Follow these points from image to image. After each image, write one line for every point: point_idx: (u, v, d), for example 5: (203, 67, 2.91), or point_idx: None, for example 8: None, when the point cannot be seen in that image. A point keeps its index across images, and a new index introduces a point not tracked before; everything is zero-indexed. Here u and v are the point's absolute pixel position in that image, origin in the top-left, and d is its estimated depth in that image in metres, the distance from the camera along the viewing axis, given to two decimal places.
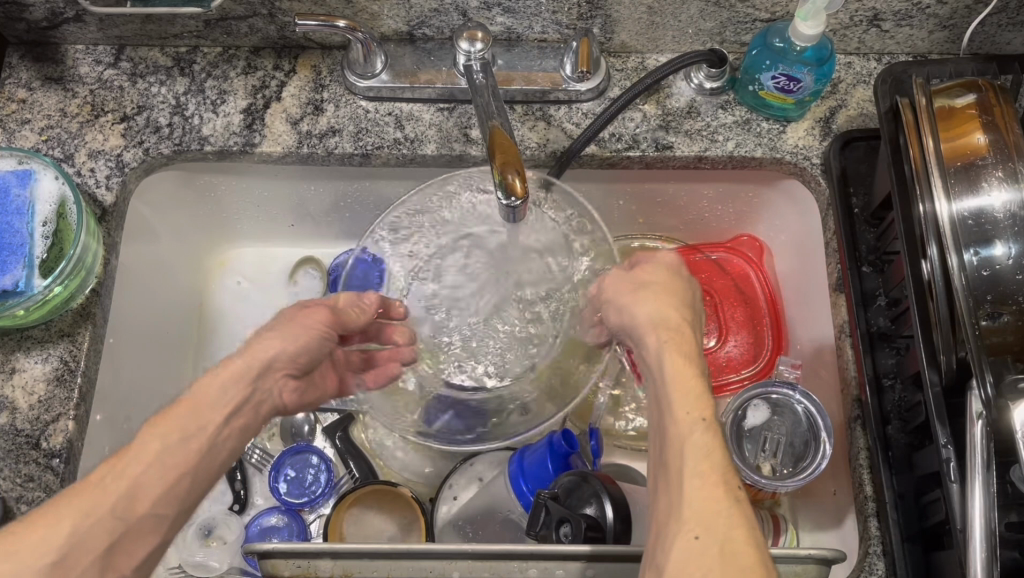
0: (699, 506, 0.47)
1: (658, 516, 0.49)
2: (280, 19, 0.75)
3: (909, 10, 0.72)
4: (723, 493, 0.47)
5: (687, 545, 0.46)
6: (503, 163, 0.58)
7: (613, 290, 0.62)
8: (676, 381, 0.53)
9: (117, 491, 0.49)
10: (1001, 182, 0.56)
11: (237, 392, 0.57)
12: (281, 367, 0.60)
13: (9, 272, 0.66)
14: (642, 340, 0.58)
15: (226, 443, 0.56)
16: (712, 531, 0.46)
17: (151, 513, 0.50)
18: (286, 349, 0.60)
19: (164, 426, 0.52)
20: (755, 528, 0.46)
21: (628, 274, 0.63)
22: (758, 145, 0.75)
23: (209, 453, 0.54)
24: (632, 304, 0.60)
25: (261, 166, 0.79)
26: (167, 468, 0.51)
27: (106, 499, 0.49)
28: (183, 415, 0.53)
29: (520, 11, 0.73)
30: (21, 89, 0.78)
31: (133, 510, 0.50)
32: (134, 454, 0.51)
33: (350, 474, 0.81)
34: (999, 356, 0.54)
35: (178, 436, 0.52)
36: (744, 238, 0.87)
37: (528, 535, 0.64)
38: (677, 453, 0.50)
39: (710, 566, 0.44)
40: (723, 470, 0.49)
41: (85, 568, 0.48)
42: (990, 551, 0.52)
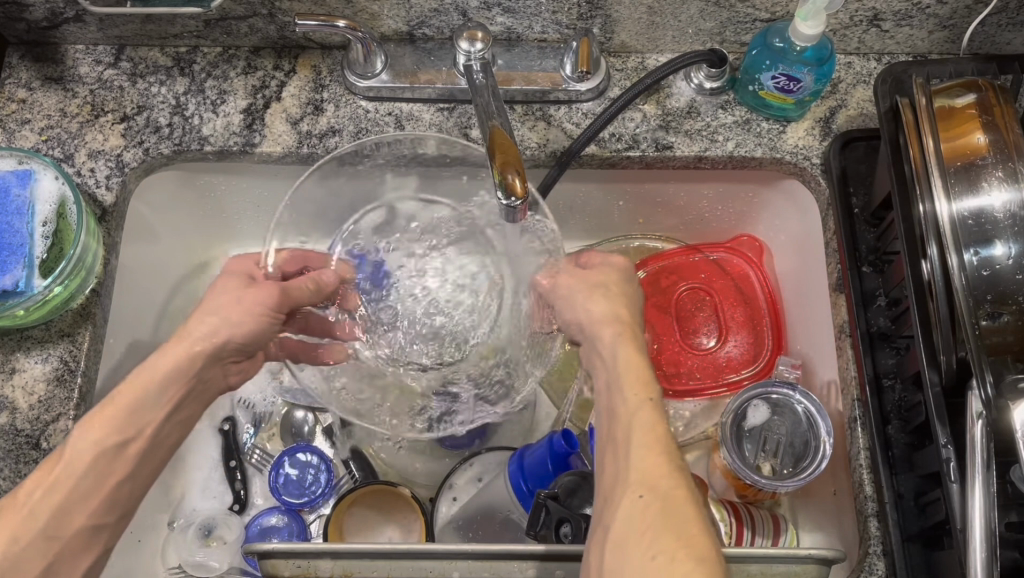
0: (644, 470, 0.49)
1: (604, 484, 0.51)
2: (280, 19, 0.75)
3: (909, 10, 0.72)
4: (667, 461, 0.50)
5: (632, 504, 0.48)
6: (503, 163, 0.58)
7: (570, 289, 0.64)
8: (625, 362, 0.56)
9: (48, 511, 0.54)
10: (1002, 182, 0.56)
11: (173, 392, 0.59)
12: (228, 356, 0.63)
13: (9, 272, 0.66)
14: (595, 333, 0.60)
15: (164, 439, 0.60)
16: (656, 491, 0.48)
17: (87, 525, 0.56)
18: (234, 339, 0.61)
19: (94, 433, 0.56)
20: (694, 489, 0.49)
21: (580, 271, 0.65)
22: (758, 145, 0.75)
23: (147, 452, 0.59)
24: (584, 302, 0.62)
25: (261, 166, 0.79)
26: (100, 481, 0.56)
27: (35, 522, 0.54)
28: (112, 419, 0.56)
29: (520, 10, 0.73)
30: (21, 89, 0.78)
31: (67, 527, 0.55)
32: (65, 467, 0.55)
33: (350, 474, 0.81)
34: (1000, 356, 0.54)
35: (110, 441, 0.56)
36: (744, 238, 0.87)
37: (527, 535, 0.63)
38: (623, 426, 0.53)
39: (653, 522, 0.47)
40: (667, 438, 0.51)
41: None
42: (990, 551, 0.52)
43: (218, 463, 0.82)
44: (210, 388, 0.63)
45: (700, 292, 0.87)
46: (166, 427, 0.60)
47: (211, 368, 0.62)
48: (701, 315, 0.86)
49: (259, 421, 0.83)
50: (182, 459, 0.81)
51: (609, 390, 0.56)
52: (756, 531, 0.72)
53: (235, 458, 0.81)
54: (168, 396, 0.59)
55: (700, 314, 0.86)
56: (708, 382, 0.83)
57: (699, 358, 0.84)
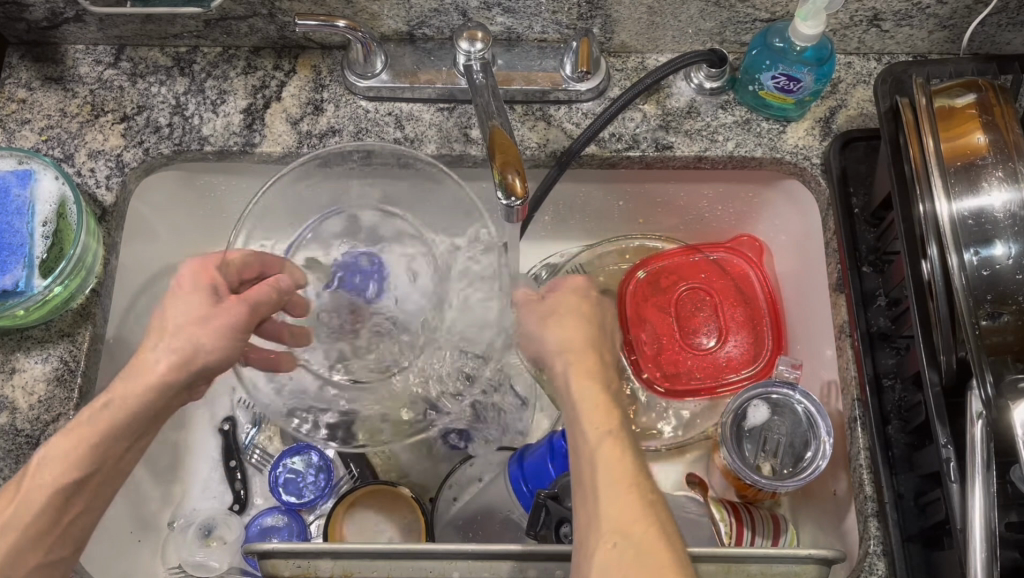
0: (616, 512, 0.51)
1: (577, 526, 0.53)
2: (280, 19, 0.75)
3: (909, 10, 0.72)
4: (637, 501, 0.52)
5: (609, 548, 0.50)
6: (503, 163, 0.58)
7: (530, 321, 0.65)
8: (583, 397, 0.58)
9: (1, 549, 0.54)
10: (1002, 182, 0.56)
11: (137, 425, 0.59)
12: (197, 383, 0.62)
13: (9, 272, 0.66)
14: (557, 366, 0.61)
15: (124, 467, 0.60)
16: (630, 535, 0.50)
17: (44, 561, 0.57)
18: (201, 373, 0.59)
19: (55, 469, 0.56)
20: (666, 527, 0.51)
21: (533, 302, 0.67)
22: (758, 145, 0.75)
23: (106, 482, 0.59)
24: (544, 337, 0.63)
25: (261, 166, 0.79)
26: (58, 516, 0.56)
27: None
28: (72, 455, 0.56)
29: (520, 11, 0.73)
30: (21, 89, 0.78)
31: (21, 565, 0.55)
32: (23, 498, 0.56)
33: (350, 474, 0.81)
34: (1000, 356, 0.54)
35: (69, 478, 0.56)
36: (744, 238, 0.86)
37: (527, 535, 0.63)
38: (590, 466, 0.54)
39: (630, 567, 0.49)
40: (634, 476, 0.53)
41: None
42: (990, 551, 0.52)
43: (218, 463, 0.82)
44: None
45: (700, 292, 0.87)
46: (127, 456, 0.60)
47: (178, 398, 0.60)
48: (701, 315, 0.86)
49: (259, 422, 0.83)
50: (181, 459, 0.81)
51: (570, 426, 0.57)
52: (756, 532, 0.71)
53: (235, 458, 0.81)
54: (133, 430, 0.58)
55: (700, 314, 0.86)
56: (708, 382, 0.83)
57: (699, 358, 0.84)
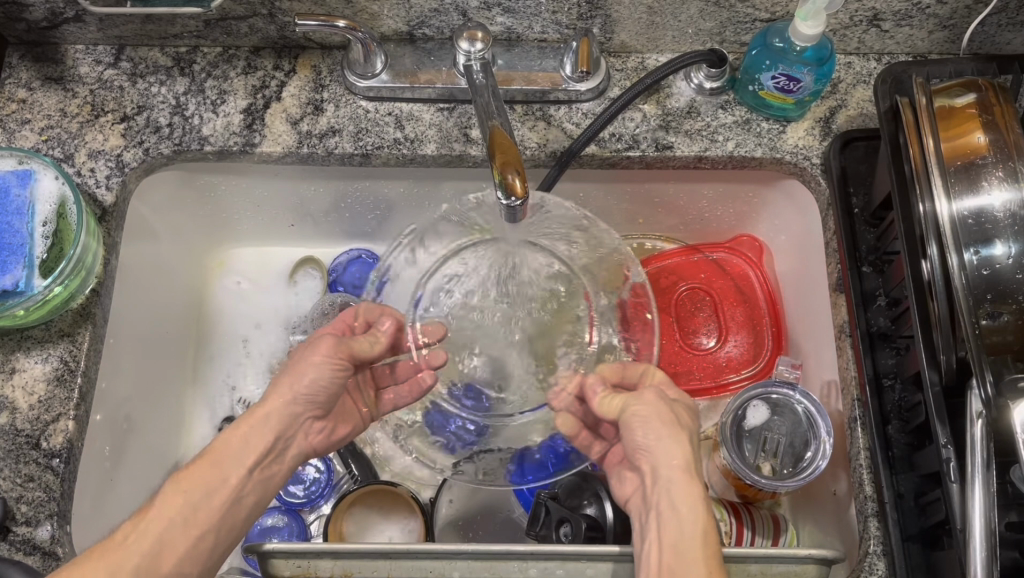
0: None
1: None
2: (280, 19, 0.75)
3: (909, 10, 0.72)
4: None
5: None
6: (503, 163, 0.58)
7: (646, 415, 0.62)
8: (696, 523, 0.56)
9: (139, 545, 0.55)
10: (1002, 181, 0.56)
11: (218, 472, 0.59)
12: (307, 413, 0.65)
13: (9, 272, 0.66)
14: (679, 486, 0.58)
15: (252, 492, 0.61)
16: None
17: (175, 571, 0.55)
18: (303, 395, 0.64)
19: (185, 486, 0.58)
20: None
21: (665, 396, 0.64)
22: (758, 145, 0.75)
23: (232, 505, 0.59)
24: (668, 439, 0.60)
25: (262, 166, 0.79)
26: (186, 529, 0.56)
27: (137, 550, 0.54)
28: (202, 473, 0.59)
29: (520, 11, 0.73)
30: (21, 89, 0.78)
31: (156, 568, 0.54)
32: (156, 511, 0.56)
33: (350, 474, 0.81)
34: (1000, 355, 0.54)
35: (189, 502, 0.57)
36: (744, 238, 0.87)
37: (528, 533, 0.71)
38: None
39: None
40: None
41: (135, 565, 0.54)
42: (990, 551, 0.51)
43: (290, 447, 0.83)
44: (293, 449, 0.65)
45: (699, 292, 0.87)
46: (250, 482, 0.61)
47: (291, 429, 0.64)
48: (701, 316, 0.87)
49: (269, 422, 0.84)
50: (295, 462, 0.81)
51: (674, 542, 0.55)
52: (755, 532, 0.72)
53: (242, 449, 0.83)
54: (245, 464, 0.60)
55: (700, 314, 0.87)
56: (709, 382, 0.83)
57: (700, 358, 0.84)
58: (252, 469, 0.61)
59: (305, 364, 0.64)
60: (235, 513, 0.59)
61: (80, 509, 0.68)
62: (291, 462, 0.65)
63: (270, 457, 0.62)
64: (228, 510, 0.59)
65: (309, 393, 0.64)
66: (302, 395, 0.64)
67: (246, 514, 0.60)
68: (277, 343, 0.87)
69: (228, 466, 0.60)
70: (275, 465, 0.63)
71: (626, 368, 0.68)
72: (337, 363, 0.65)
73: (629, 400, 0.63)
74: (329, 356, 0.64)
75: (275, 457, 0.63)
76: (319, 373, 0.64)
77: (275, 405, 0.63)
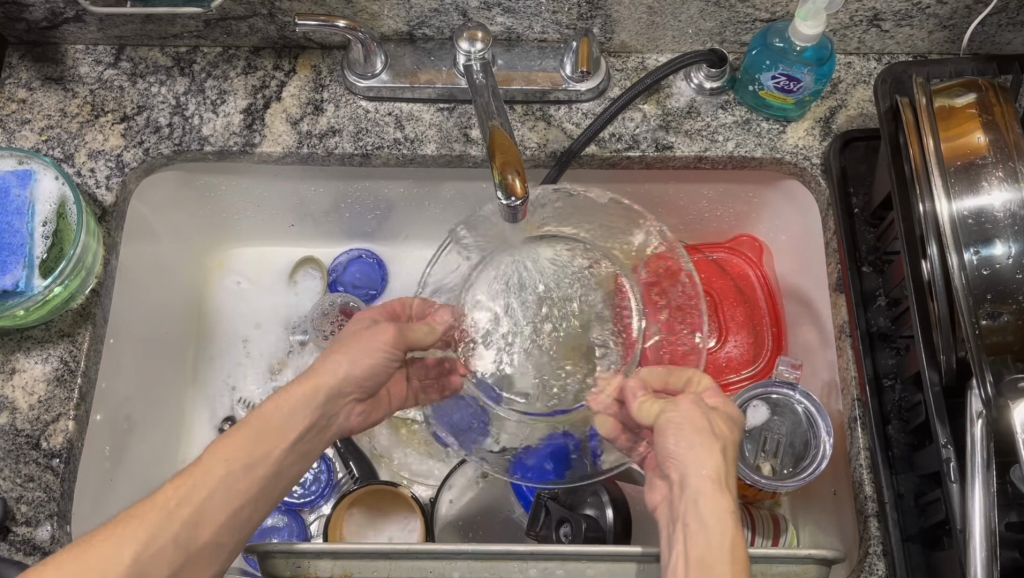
0: None
1: None
2: (280, 19, 0.75)
3: (909, 10, 0.72)
4: None
5: None
6: (503, 163, 0.58)
7: (678, 422, 0.60)
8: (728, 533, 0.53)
9: (182, 509, 0.52)
10: (1002, 181, 0.56)
11: (262, 441, 0.57)
12: (350, 392, 0.65)
13: (9, 272, 0.66)
14: (706, 498, 0.55)
15: (292, 465, 0.59)
16: None
17: (212, 540, 0.53)
18: (355, 372, 0.65)
19: (230, 451, 0.55)
20: None
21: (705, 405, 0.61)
22: (758, 145, 0.75)
23: (273, 477, 0.57)
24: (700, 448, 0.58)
25: (262, 166, 0.79)
26: (230, 496, 0.54)
27: (178, 516, 0.51)
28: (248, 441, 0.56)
29: (520, 11, 0.73)
30: (21, 89, 0.78)
31: (196, 536, 0.52)
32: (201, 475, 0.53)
33: (350, 474, 0.80)
34: (1000, 355, 0.54)
35: (235, 468, 0.55)
36: (744, 238, 0.87)
37: (528, 534, 0.71)
38: None
39: None
40: None
41: (177, 531, 0.51)
42: (990, 551, 0.51)
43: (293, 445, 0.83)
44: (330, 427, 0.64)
45: None
46: (290, 456, 0.59)
47: (333, 406, 0.64)
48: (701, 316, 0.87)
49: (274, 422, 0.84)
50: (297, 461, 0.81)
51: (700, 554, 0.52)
52: (755, 532, 0.72)
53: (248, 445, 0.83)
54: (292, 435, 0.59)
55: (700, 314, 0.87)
56: None
57: None
58: (294, 442, 0.59)
59: (359, 347, 0.66)
60: (274, 487, 0.57)
61: (80, 509, 0.68)
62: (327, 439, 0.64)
63: (312, 431, 0.61)
64: (268, 483, 0.56)
65: (358, 377, 0.65)
66: (354, 373, 0.65)
67: (283, 488, 0.58)
68: (278, 343, 0.87)
69: (275, 437, 0.57)
70: (315, 440, 0.62)
71: (670, 376, 0.66)
72: (390, 348, 0.67)
73: (665, 407, 0.62)
74: (382, 345, 0.67)
75: (318, 431, 0.62)
76: (370, 356, 0.66)
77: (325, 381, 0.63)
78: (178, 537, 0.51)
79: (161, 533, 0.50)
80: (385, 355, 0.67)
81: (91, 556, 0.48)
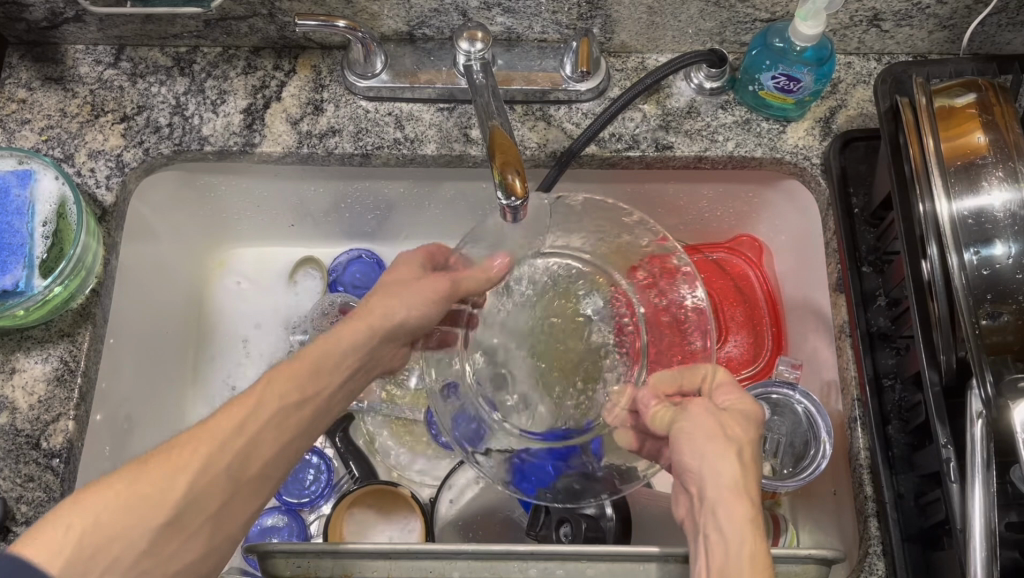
0: None
1: None
2: (280, 19, 0.75)
3: (909, 10, 0.72)
4: None
5: None
6: (503, 163, 0.58)
7: (690, 430, 0.60)
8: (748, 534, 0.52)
9: (236, 446, 0.52)
10: (1002, 181, 0.56)
11: (316, 380, 0.59)
12: (397, 337, 0.66)
13: (9, 272, 0.66)
14: (724, 506, 0.54)
15: (335, 400, 0.61)
16: None
17: (260, 473, 0.53)
18: (404, 314, 0.65)
19: (284, 387, 0.56)
20: None
21: (717, 409, 0.61)
22: (758, 145, 0.75)
23: (319, 415, 0.59)
24: (714, 450, 0.58)
25: (262, 166, 0.79)
26: (282, 426, 0.55)
27: (225, 456, 0.51)
28: (304, 377, 0.58)
29: (520, 11, 0.73)
30: (21, 89, 0.78)
31: (246, 469, 0.52)
32: (254, 408, 0.53)
33: (350, 474, 0.80)
34: (999, 355, 0.54)
35: (291, 400, 0.56)
36: (744, 238, 0.87)
37: (528, 534, 0.72)
38: None
39: None
40: None
41: (226, 465, 0.51)
42: (990, 551, 0.52)
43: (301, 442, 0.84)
44: (376, 367, 0.66)
45: None
46: (336, 394, 0.61)
47: (381, 349, 0.65)
48: None
49: None
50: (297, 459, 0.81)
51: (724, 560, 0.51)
52: None
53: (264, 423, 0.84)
54: (344, 368, 0.61)
55: None
56: None
57: None
58: (342, 383, 0.61)
59: (410, 292, 0.66)
60: (315, 425, 0.58)
61: None
62: (372, 375, 0.66)
63: (358, 372, 0.63)
64: (312, 420, 0.58)
65: (411, 323, 0.66)
66: (406, 318, 0.65)
67: (325, 422, 0.60)
68: (279, 343, 0.87)
69: (322, 374, 0.59)
70: (360, 377, 0.65)
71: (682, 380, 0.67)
72: (441, 295, 0.66)
73: (678, 416, 0.62)
74: (440, 295, 0.66)
75: (361, 370, 0.64)
76: (414, 305, 0.65)
77: (376, 321, 0.64)
78: (226, 470, 0.51)
79: (212, 468, 0.50)
80: (442, 302, 0.67)
81: (146, 481, 0.47)
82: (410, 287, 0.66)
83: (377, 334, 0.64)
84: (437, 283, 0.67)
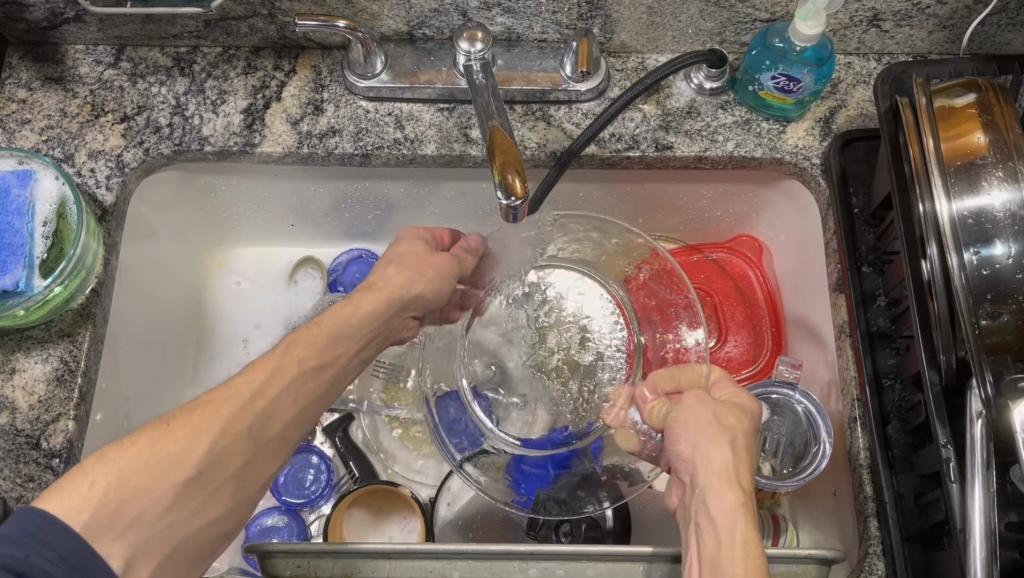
0: None
1: None
2: (280, 19, 0.75)
3: (909, 10, 0.72)
4: None
5: None
6: (503, 163, 0.58)
7: (684, 418, 0.60)
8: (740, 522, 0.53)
9: (257, 409, 0.51)
10: (1002, 181, 0.56)
11: (334, 348, 0.56)
12: (412, 309, 0.64)
13: (9, 272, 0.66)
14: (715, 494, 0.55)
15: (352, 370, 0.59)
16: None
17: (278, 437, 0.52)
18: (414, 283, 0.64)
19: (301, 353, 0.54)
20: None
21: (709, 399, 0.62)
22: (758, 145, 0.75)
23: (336, 383, 0.57)
24: (705, 439, 0.58)
25: (263, 166, 0.79)
26: (300, 393, 0.53)
27: (246, 419, 0.50)
28: (320, 344, 0.56)
29: (520, 11, 0.73)
30: (21, 89, 0.78)
31: (267, 431, 0.51)
32: (271, 374, 0.52)
33: (350, 474, 0.80)
34: (1000, 355, 0.54)
35: (310, 364, 0.54)
36: (744, 238, 0.87)
37: (529, 536, 0.72)
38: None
39: None
40: None
41: (247, 426, 0.50)
42: (990, 551, 0.52)
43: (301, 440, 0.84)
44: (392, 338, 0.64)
45: (700, 293, 0.87)
46: (354, 361, 0.59)
47: (398, 320, 0.63)
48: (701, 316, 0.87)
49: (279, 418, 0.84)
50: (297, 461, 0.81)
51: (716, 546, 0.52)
52: None
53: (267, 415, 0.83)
54: (361, 335, 0.59)
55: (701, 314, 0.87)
56: None
57: None
58: (359, 351, 0.59)
59: (425, 268, 0.65)
60: (335, 389, 0.57)
61: None
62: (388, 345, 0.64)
63: (377, 340, 0.61)
64: (329, 386, 0.56)
65: (423, 297, 0.65)
66: (417, 291, 0.64)
67: (341, 389, 0.58)
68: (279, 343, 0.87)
69: (342, 341, 0.57)
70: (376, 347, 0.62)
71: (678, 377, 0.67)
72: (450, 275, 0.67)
73: (672, 409, 0.63)
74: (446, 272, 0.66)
75: (375, 341, 0.60)
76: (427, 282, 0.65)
77: (392, 292, 0.62)
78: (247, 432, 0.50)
79: (234, 427, 0.49)
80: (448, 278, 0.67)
81: (169, 441, 0.47)
82: (421, 261, 0.65)
83: (392, 304, 0.61)
84: (446, 260, 0.67)
